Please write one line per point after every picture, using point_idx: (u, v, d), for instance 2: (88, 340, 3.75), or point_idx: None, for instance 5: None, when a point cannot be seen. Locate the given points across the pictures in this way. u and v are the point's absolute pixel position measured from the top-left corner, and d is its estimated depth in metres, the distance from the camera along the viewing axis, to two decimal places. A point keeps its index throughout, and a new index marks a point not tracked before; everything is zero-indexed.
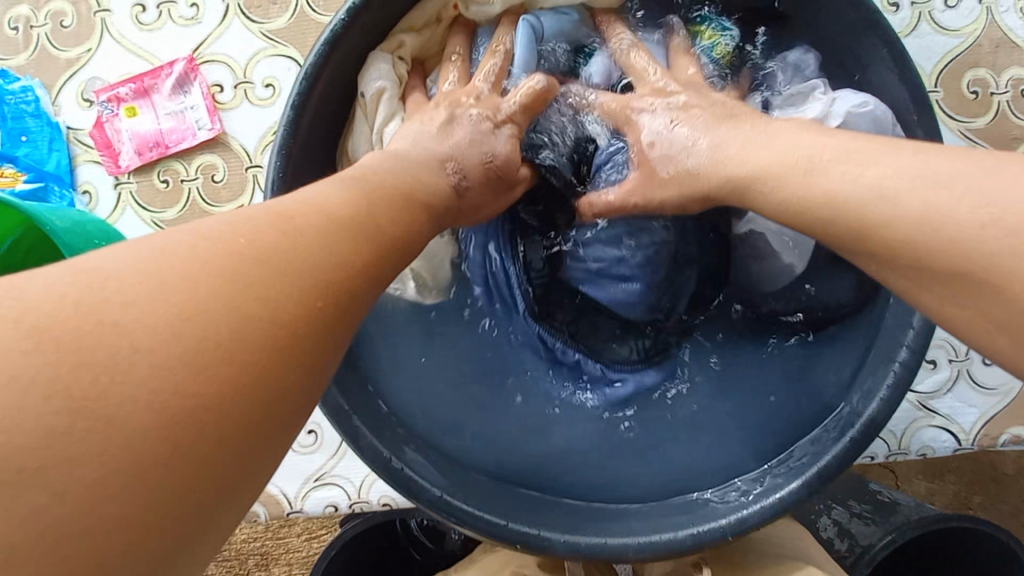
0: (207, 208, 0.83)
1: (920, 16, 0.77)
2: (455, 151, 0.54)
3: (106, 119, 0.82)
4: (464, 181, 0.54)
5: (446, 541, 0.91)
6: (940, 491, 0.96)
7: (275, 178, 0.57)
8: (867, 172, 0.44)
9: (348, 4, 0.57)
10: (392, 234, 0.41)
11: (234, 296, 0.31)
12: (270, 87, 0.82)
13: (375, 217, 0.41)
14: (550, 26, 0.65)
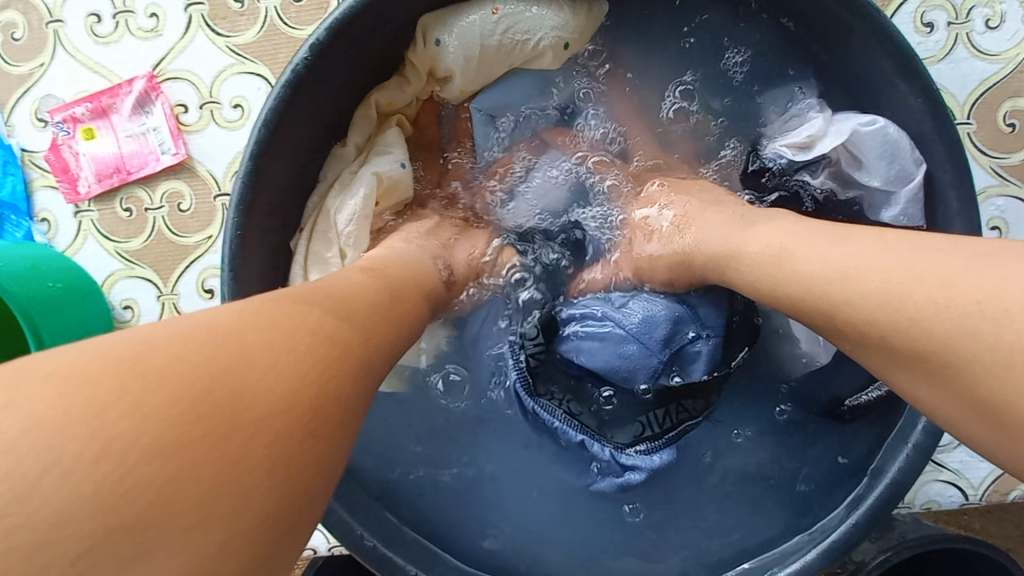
0: (173, 238, 0.77)
1: (957, 38, 0.69)
2: (450, 253, 0.58)
3: (62, 142, 0.76)
4: (453, 275, 0.56)
5: None
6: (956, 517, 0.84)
7: (232, 236, 0.51)
8: (833, 253, 0.40)
9: (311, 41, 0.51)
10: (400, 321, 0.42)
11: (217, 408, 0.28)
12: (238, 107, 0.75)
13: (379, 306, 0.41)
14: (535, 92, 0.66)
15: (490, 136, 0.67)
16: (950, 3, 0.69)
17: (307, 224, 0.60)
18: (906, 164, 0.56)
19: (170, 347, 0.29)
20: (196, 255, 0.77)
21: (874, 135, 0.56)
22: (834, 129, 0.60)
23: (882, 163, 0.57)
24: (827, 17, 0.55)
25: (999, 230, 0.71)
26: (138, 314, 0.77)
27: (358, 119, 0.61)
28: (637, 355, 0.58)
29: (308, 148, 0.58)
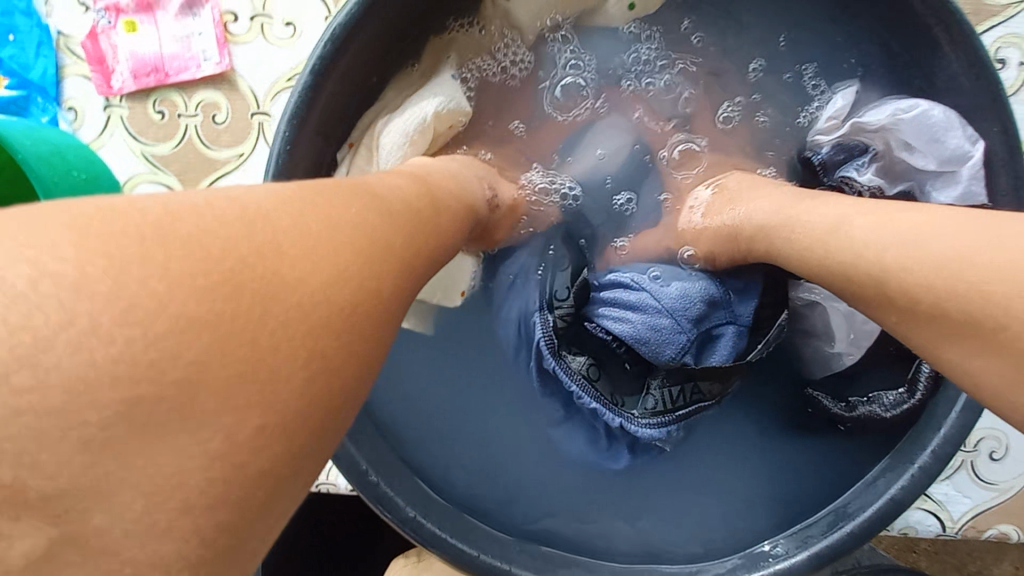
0: (203, 149, 0.75)
1: None
2: (493, 176, 0.57)
3: (101, 31, 0.73)
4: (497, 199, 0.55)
5: None
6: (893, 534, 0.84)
7: (280, 150, 0.49)
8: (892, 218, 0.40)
9: None
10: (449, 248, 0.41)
11: (255, 298, 0.25)
12: (290, 26, 0.73)
13: (429, 219, 0.39)
14: (604, 47, 0.64)
15: (546, 81, 0.65)
16: None
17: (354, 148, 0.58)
18: (958, 141, 0.53)
19: (215, 218, 0.27)
20: (225, 170, 0.75)
21: (912, 121, 0.56)
22: (886, 114, 0.58)
23: (936, 145, 0.55)
24: (902, 19, 0.54)
25: None
26: None
27: (428, 47, 0.62)
28: (667, 331, 0.56)
29: (364, 76, 0.56)
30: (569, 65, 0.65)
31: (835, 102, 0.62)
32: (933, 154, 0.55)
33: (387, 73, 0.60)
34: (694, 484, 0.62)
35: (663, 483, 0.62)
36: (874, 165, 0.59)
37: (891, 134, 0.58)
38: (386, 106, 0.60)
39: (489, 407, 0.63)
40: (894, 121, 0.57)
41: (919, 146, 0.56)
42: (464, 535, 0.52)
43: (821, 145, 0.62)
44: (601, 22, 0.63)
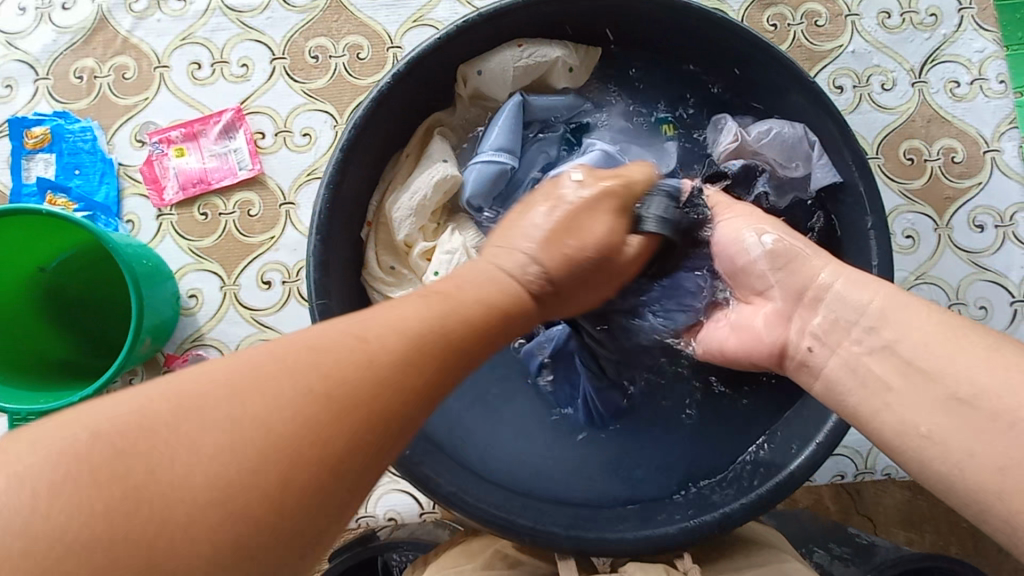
0: (241, 238, 0.91)
1: (862, 97, 0.93)
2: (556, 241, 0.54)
3: (155, 158, 0.92)
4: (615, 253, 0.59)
5: None
6: (917, 540, 0.95)
7: (320, 209, 0.68)
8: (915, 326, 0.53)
9: (405, 60, 0.70)
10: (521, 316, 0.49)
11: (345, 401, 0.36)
12: (307, 135, 0.93)
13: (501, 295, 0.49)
14: (542, 103, 0.80)
15: (495, 129, 0.78)
16: (854, 72, 0.93)
17: (373, 221, 0.77)
18: (805, 148, 0.75)
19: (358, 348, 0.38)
20: (259, 252, 0.91)
21: (773, 139, 0.75)
22: (745, 135, 0.78)
23: (796, 153, 0.75)
24: (756, 68, 0.74)
25: (912, 238, 0.91)
26: (202, 302, 0.90)
27: (418, 132, 0.79)
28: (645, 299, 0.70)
29: (377, 157, 0.75)
30: (515, 113, 0.78)
31: (724, 128, 0.79)
32: (799, 158, 0.75)
33: (387, 157, 0.78)
34: (669, 445, 0.77)
35: (639, 446, 0.77)
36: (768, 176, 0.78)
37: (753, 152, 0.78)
38: (390, 183, 0.77)
39: (499, 412, 0.78)
40: (754, 140, 0.77)
41: (774, 158, 0.76)
42: (499, 505, 0.64)
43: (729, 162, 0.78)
44: (554, 85, 0.81)
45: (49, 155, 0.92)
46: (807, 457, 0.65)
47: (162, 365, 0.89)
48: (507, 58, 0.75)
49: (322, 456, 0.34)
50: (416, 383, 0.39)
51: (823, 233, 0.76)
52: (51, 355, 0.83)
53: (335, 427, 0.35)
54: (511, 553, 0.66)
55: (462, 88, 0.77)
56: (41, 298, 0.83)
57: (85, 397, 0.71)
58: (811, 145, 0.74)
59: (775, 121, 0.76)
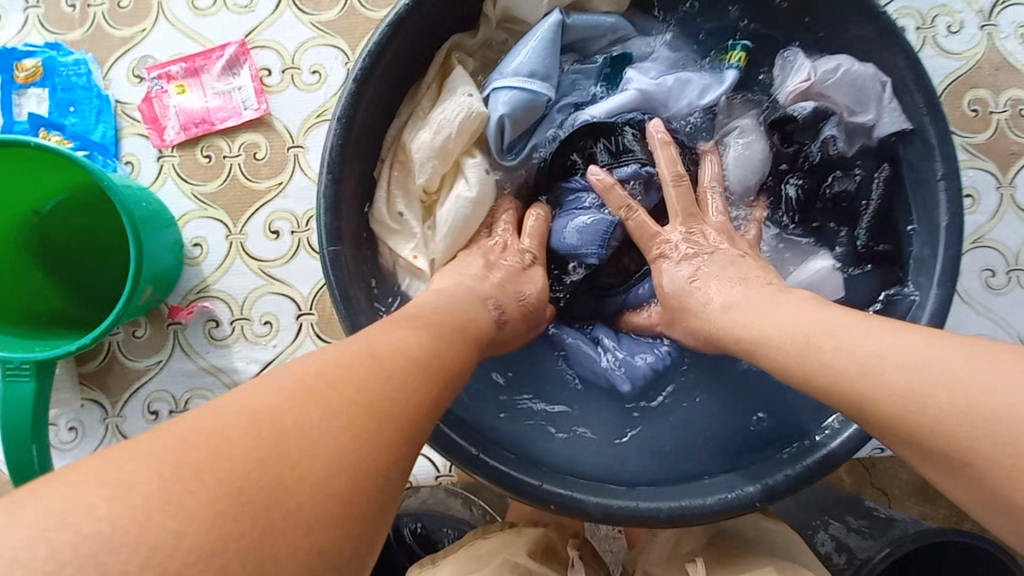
0: (247, 183, 0.85)
1: (925, 40, 0.85)
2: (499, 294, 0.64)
3: (155, 95, 0.86)
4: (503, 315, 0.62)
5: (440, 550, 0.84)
6: (931, 514, 0.91)
7: (332, 145, 0.63)
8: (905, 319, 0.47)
9: None
10: (486, 330, 0.58)
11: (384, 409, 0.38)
12: (317, 73, 0.85)
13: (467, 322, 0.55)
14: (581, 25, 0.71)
15: (527, 54, 0.69)
16: (918, 12, 0.85)
17: (386, 156, 0.70)
18: (874, 86, 0.67)
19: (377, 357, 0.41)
20: (267, 200, 0.85)
21: (842, 79, 0.68)
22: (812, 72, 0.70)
23: (864, 94, 0.67)
24: None
25: (971, 197, 0.84)
26: (207, 251, 0.85)
27: (433, 61, 0.71)
28: (595, 243, 0.71)
29: (393, 90, 0.68)
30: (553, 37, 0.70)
31: (795, 66, 0.71)
32: (870, 102, 0.67)
33: (401, 91, 0.71)
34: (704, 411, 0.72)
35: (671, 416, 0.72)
36: (837, 123, 0.70)
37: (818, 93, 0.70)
38: (405, 120, 0.70)
39: (522, 374, 0.73)
40: (818, 78, 0.69)
41: (839, 100, 0.69)
42: (525, 471, 0.61)
43: (798, 104, 0.70)
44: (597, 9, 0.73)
45: (42, 90, 0.85)
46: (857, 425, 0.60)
47: (166, 317, 0.84)
48: None
49: (352, 463, 0.34)
50: (399, 424, 0.38)
51: (886, 183, 0.68)
52: (47, 304, 0.78)
53: (381, 432, 0.36)
54: (522, 563, 0.63)
55: (491, 6, 0.71)
56: (33, 242, 0.78)
57: (82, 346, 0.67)
58: (880, 83, 0.67)
59: (844, 58, 0.69)
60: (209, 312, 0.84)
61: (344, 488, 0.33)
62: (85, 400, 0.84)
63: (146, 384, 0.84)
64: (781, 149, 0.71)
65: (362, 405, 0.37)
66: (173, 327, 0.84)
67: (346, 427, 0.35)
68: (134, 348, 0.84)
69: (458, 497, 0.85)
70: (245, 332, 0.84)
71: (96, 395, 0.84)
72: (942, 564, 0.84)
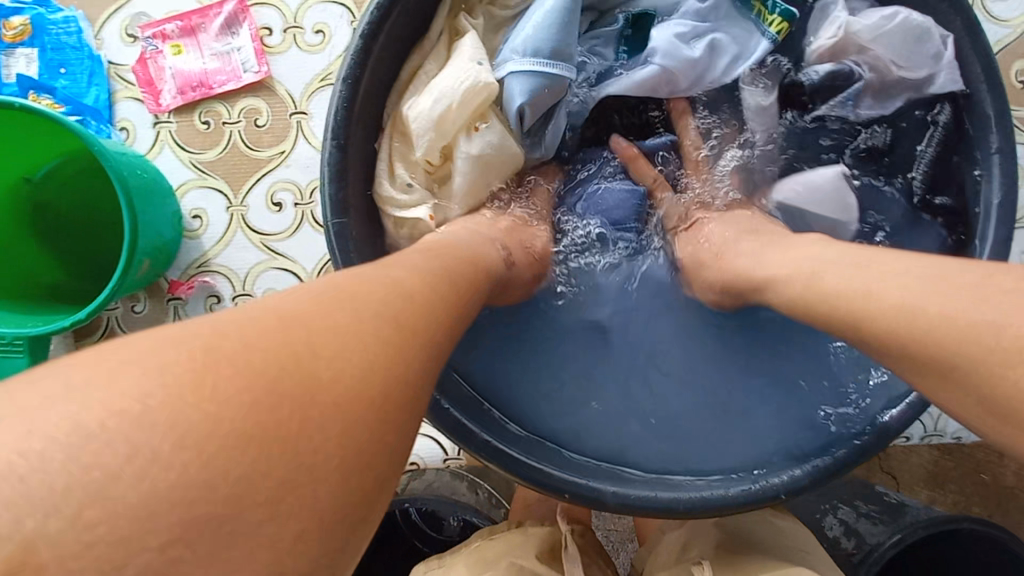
0: (247, 152, 0.81)
1: (980, 2, 0.78)
2: (507, 239, 0.61)
3: (149, 56, 0.81)
4: (512, 257, 0.59)
5: (444, 528, 0.81)
6: (940, 498, 0.86)
7: (338, 107, 0.58)
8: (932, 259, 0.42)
9: None
10: (497, 267, 0.54)
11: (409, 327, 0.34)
12: (320, 33, 0.80)
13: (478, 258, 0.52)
14: None
15: (533, 16, 0.63)
16: None
17: (389, 121, 0.64)
18: (930, 43, 0.61)
19: (394, 284, 0.36)
20: (268, 170, 0.81)
21: (895, 29, 0.62)
22: (852, 29, 0.64)
23: (915, 51, 0.62)
24: None
25: None
26: (207, 224, 0.81)
27: (438, 20, 0.65)
28: (629, 216, 0.69)
29: (402, 49, 0.63)
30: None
31: (832, 17, 0.65)
32: (923, 59, 0.62)
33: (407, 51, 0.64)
34: None
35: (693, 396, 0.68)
36: (863, 87, 0.65)
37: (858, 52, 0.65)
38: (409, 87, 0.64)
39: (535, 351, 0.68)
40: (860, 36, 0.64)
41: (887, 58, 0.64)
42: (546, 462, 0.57)
43: (813, 67, 0.66)
44: None
45: (30, 50, 0.81)
46: (898, 417, 0.56)
47: (165, 292, 0.81)
48: None
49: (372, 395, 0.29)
50: (419, 365, 0.33)
51: (945, 131, 0.63)
52: (41, 276, 0.75)
53: (403, 351, 0.32)
54: (526, 567, 0.59)
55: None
56: (27, 213, 0.75)
57: (77, 321, 0.64)
58: (942, 38, 0.60)
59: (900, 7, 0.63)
60: (210, 287, 0.81)
61: (370, 448, 0.28)
62: None
63: None
64: (797, 122, 0.68)
65: (396, 329, 0.32)
66: (172, 302, 0.81)
67: (372, 348, 0.30)
68: (133, 324, 0.81)
69: (463, 480, 0.83)
70: None
71: None
72: (954, 551, 0.80)
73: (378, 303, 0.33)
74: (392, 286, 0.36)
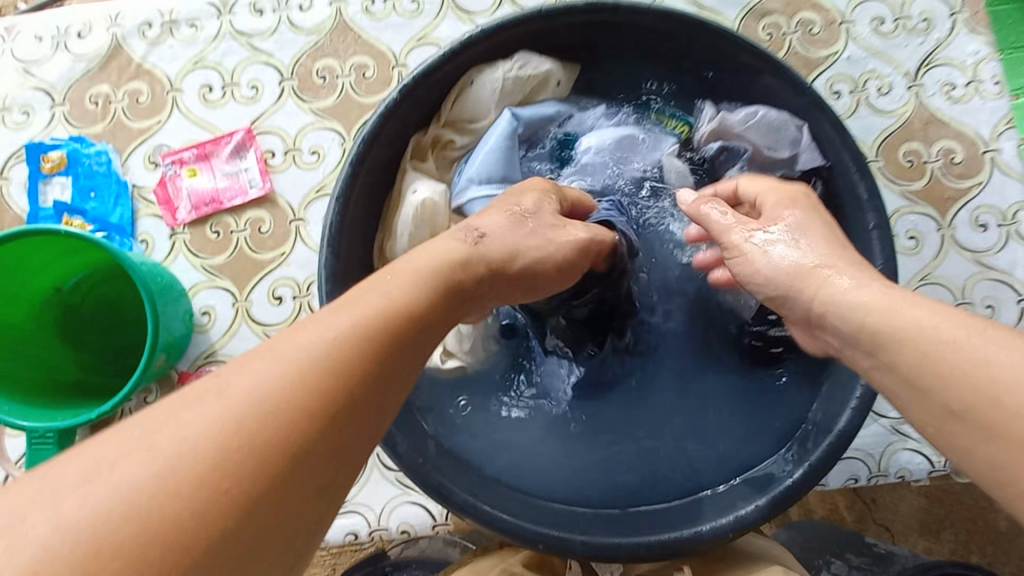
0: (252, 255, 0.93)
1: (859, 102, 0.95)
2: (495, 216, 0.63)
3: (168, 179, 0.95)
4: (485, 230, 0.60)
5: None
6: (937, 549, 0.92)
7: (332, 221, 0.70)
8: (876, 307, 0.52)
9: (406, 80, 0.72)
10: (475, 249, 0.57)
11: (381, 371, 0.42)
12: (316, 153, 0.95)
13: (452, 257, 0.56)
14: (527, 114, 0.81)
15: (484, 151, 0.79)
16: (851, 77, 0.95)
17: (379, 265, 0.77)
18: (792, 134, 0.76)
19: (371, 321, 0.44)
20: (271, 269, 0.92)
21: (759, 122, 0.77)
22: (729, 122, 0.79)
23: (782, 140, 0.77)
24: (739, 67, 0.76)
25: (916, 239, 0.92)
26: (214, 319, 0.91)
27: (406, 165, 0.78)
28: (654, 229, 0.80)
29: (383, 171, 0.77)
30: (509, 133, 0.79)
31: (704, 113, 0.81)
32: (785, 142, 0.77)
33: (387, 181, 0.78)
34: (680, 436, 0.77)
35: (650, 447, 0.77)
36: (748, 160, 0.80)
37: (740, 140, 0.79)
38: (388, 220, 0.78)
39: (498, 415, 0.77)
40: (739, 129, 0.79)
41: (761, 145, 0.78)
42: (519, 514, 0.65)
43: (707, 144, 0.81)
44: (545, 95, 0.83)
45: (65, 179, 0.94)
46: (820, 455, 0.65)
47: (175, 382, 0.90)
48: (491, 79, 0.78)
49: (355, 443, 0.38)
50: (386, 393, 0.42)
51: (822, 202, 0.77)
52: (65, 374, 0.83)
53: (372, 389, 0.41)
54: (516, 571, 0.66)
55: (445, 109, 0.79)
56: (56, 319, 0.85)
57: (101, 414, 0.72)
58: (794, 127, 0.76)
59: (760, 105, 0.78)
60: None
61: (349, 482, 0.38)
62: None
63: None
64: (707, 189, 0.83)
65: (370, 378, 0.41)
66: None
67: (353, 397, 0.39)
68: None
69: (454, 545, 0.87)
70: None
71: None
72: None
73: (359, 345, 0.42)
74: (370, 326, 0.43)
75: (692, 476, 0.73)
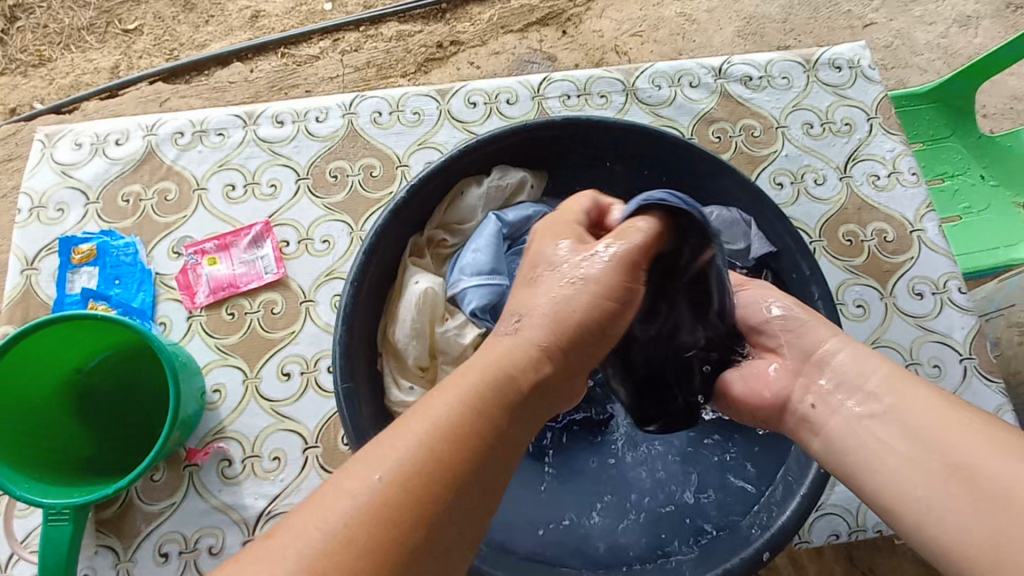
0: (264, 334, 1.00)
1: (800, 191, 1.10)
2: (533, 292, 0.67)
3: (190, 267, 1.04)
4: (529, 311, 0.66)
5: None
6: None
7: (347, 302, 0.79)
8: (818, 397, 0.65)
9: (411, 184, 0.85)
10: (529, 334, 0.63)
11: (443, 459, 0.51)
12: (327, 242, 1.05)
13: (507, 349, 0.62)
14: (512, 216, 0.93)
15: (473, 249, 0.90)
16: (790, 171, 1.11)
17: (384, 350, 0.86)
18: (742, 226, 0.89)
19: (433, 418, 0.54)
20: (282, 346, 1.00)
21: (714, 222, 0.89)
22: None
23: (737, 233, 0.89)
24: (691, 171, 0.90)
25: (863, 307, 1.03)
26: (225, 395, 0.97)
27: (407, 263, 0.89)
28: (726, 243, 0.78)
29: (390, 259, 0.87)
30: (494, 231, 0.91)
31: None
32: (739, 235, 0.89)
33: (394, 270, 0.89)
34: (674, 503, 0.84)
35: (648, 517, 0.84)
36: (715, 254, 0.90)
37: None
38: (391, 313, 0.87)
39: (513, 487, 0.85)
40: None
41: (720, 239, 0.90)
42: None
43: None
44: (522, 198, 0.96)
45: (93, 268, 1.03)
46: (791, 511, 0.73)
47: (183, 460, 0.93)
48: (476, 192, 0.93)
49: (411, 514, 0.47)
50: (445, 481, 0.50)
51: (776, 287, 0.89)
52: (80, 452, 0.87)
53: (437, 473, 0.50)
54: None
55: (438, 214, 0.92)
56: (76, 399, 0.90)
57: (118, 489, 0.76)
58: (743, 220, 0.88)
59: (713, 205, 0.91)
60: (224, 451, 0.94)
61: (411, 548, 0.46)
62: (99, 547, 0.89)
63: (159, 527, 0.90)
64: None
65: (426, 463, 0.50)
66: (189, 468, 0.93)
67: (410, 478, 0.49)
68: (152, 491, 0.91)
69: None
70: (255, 469, 0.93)
71: (111, 541, 0.89)
72: None
73: (423, 437, 0.52)
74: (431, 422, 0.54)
75: (686, 542, 0.79)
